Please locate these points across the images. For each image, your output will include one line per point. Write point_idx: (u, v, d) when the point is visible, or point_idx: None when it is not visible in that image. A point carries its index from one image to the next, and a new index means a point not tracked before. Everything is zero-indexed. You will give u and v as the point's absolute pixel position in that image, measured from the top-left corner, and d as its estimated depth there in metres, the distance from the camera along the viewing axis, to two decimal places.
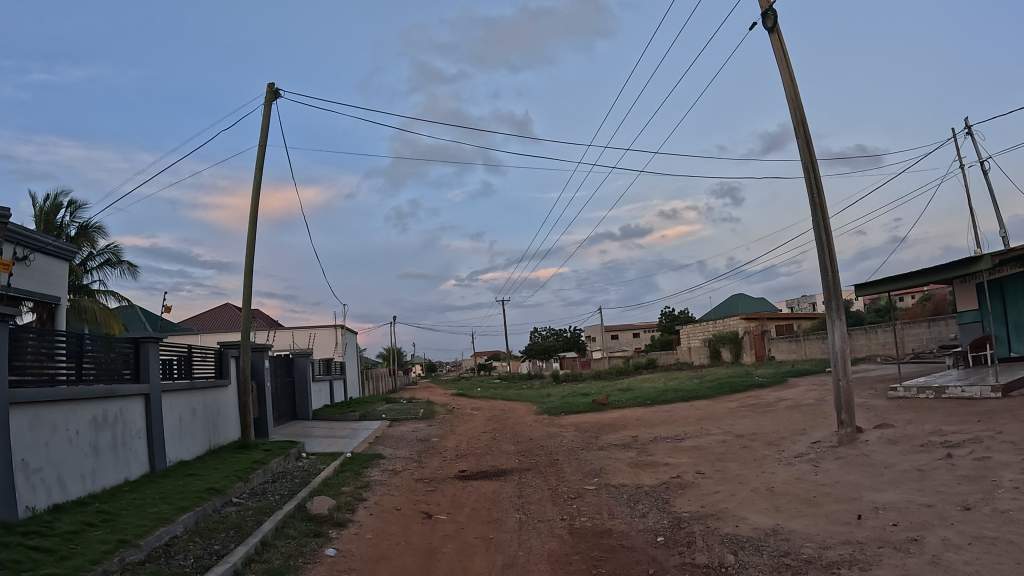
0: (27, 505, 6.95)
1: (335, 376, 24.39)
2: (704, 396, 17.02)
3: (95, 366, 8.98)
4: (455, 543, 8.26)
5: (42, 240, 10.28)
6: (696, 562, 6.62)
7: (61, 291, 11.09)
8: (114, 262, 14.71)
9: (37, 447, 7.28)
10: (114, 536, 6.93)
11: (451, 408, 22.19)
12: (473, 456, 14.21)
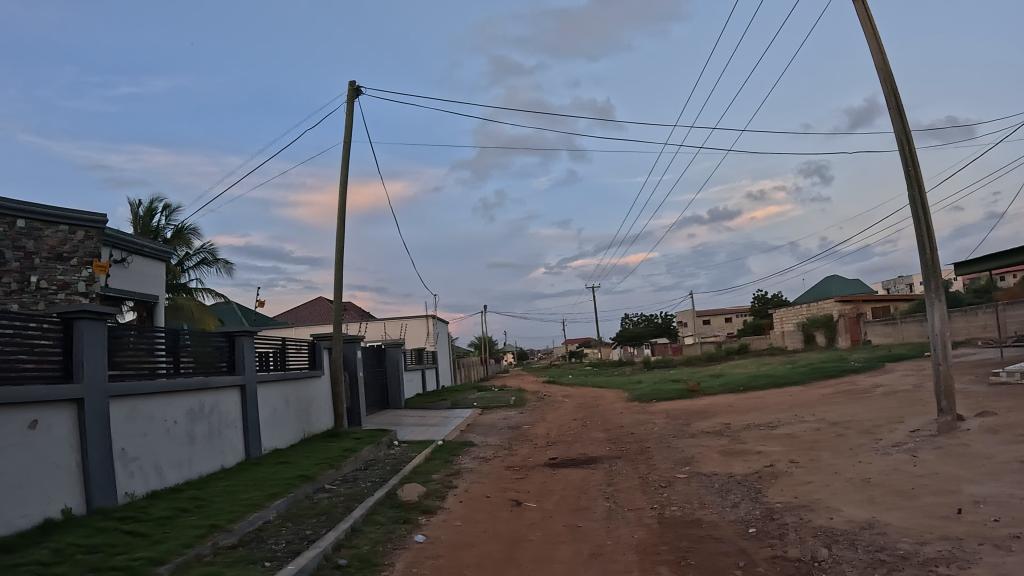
0: (126, 492, 7.41)
1: (427, 365, 24.86)
2: (795, 381, 16.39)
3: (192, 360, 9.47)
4: (542, 531, 8.25)
5: (138, 243, 10.91)
6: (787, 556, 6.35)
7: (159, 290, 11.73)
8: (209, 261, 15.45)
9: (135, 436, 7.75)
10: (206, 521, 7.30)
11: (542, 395, 22.25)
12: (564, 443, 14.18)
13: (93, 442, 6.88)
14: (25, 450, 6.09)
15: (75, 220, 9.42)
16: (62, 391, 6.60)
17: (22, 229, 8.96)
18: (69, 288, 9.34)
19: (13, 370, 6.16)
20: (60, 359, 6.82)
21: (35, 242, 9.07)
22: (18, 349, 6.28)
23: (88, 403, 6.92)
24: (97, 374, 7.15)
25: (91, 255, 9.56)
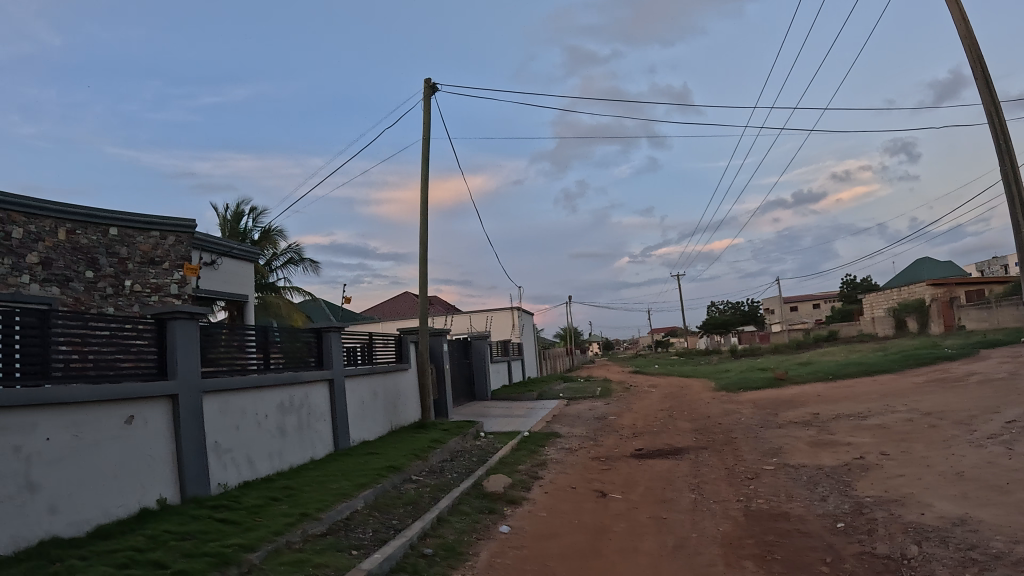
0: (219, 482, 7.84)
1: (513, 357, 25.11)
2: (888, 368, 15.72)
3: (282, 356, 9.93)
4: (625, 522, 8.24)
5: (226, 245, 11.54)
6: (875, 552, 6.10)
7: (248, 290, 12.34)
8: (296, 260, 16.09)
9: (228, 429, 8.20)
10: (296, 510, 7.63)
11: (628, 385, 22.13)
12: (649, 433, 14.06)
13: (186, 434, 7.24)
14: (122, 443, 6.35)
15: (163, 226, 10.12)
16: (155, 387, 6.92)
17: (116, 236, 9.60)
18: (162, 290, 10.03)
19: (109, 368, 6.46)
20: (154, 358, 7.21)
21: (128, 248, 9.72)
22: (114, 349, 6.60)
23: (180, 397, 7.24)
24: (189, 371, 7.47)
25: (181, 259, 10.27)
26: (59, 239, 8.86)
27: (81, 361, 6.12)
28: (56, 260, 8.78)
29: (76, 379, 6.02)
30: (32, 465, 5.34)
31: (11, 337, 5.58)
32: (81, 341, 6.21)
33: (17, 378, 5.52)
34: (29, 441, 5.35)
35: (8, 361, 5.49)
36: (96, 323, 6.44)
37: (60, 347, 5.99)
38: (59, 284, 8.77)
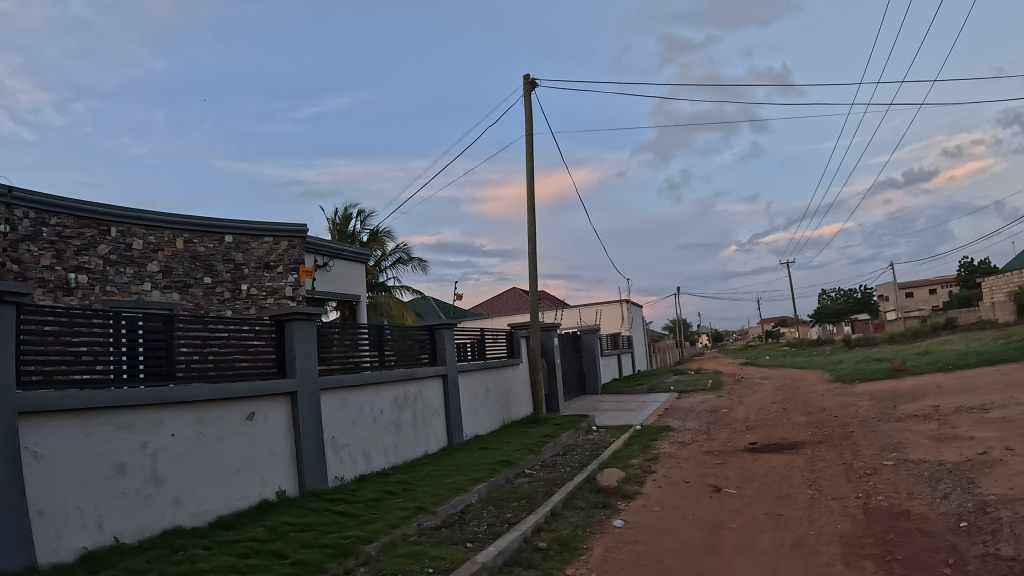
0: (337, 474, 7.91)
1: (623, 351, 24.97)
2: (1016, 358, 14.72)
3: (394, 353, 9.94)
4: (744, 520, 6.80)
5: (336, 248, 12.06)
6: (1001, 554, 5.57)
7: (359, 290, 12.85)
8: (405, 260, 16.61)
9: (346, 425, 8.17)
10: (413, 503, 6.11)
11: (739, 378, 21.61)
12: (762, 427, 13.62)
13: (311, 429, 6.44)
14: (247, 440, 5.79)
15: (276, 232, 10.70)
16: (276, 384, 6.16)
17: (232, 243, 10.26)
18: (277, 293, 10.63)
19: (230, 370, 5.81)
20: (271, 358, 6.37)
21: (244, 254, 10.37)
22: (235, 349, 5.91)
23: (301, 396, 6.43)
24: (310, 370, 6.62)
25: (294, 263, 10.84)
26: (177, 248, 9.58)
27: (202, 361, 5.54)
28: (175, 268, 9.52)
29: (198, 381, 5.44)
30: (157, 460, 4.98)
31: (132, 339, 5.06)
32: (203, 342, 5.59)
33: (139, 380, 5.03)
34: (153, 437, 4.97)
35: (128, 363, 4.99)
36: (217, 323, 5.76)
37: (181, 349, 5.42)
38: (178, 291, 9.49)
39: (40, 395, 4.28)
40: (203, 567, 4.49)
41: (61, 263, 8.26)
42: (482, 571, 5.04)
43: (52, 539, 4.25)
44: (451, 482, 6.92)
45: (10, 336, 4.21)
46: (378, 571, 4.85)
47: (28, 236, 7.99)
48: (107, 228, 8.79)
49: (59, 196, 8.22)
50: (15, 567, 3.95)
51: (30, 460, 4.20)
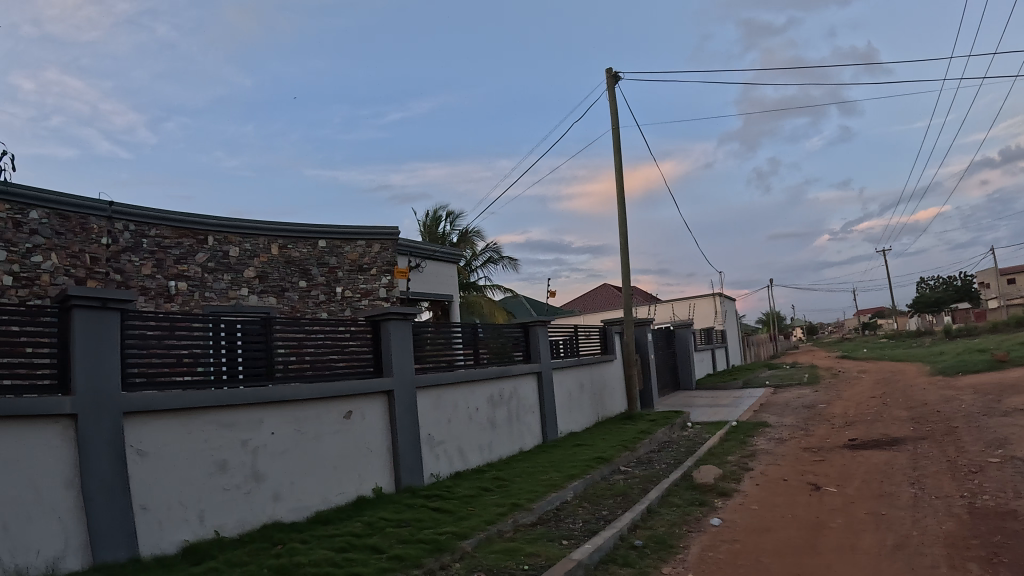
0: (433, 473, 6.93)
1: (716, 345, 24.51)
2: None
3: (488, 351, 8.83)
4: (844, 519, 6.57)
5: (429, 249, 12.30)
6: None
7: (452, 290, 13.04)
8: (495, 260, 16.73)
9: (440, 423, 7.25)
10: (509, 500, 6.15)
11: (837, 371, 20.89)
12: (862, 422, 13.12)
13: (404, 427, 6.46)
14: (344, 437, 5.88)
15: (370, 235, 10.92)
16: (373, 384, 6.22)
17: (325, 248, 10.52)
18: (371, 294, 10.87)
19: (327, 370, 5.93)
20: (367, 358, 6.42)
21: (337, 258, 10.62)
22: (330, 349, 6.02)
23: (399, 394, 6.48)
24: (405, 369, 6.68)
25: (388, 264, 11.09)
26: (273, 254, 9.90)
27: (300, 362, 5.68)
28: (271, 273, 9.83)
29: (296, 381, 5.58)
30: (258, 457, 5.15)
31: (232, 342, 5.25)
32: (299, 343, 5.73)
33: (239, 380, 5.22)
34: (254, 434, 5.14)
35: (229, 364, 5.18)
36: (313, 325, 5.90)
37: (278, 350, 5.58)
38: (274, 295, 9.80)
39: (144, 396, 4.53)
40: (301, 560, 4.63)
41: (162, 271, 8.65)
42: (578, 568, 5.03)
43: (155, 531, 4.51)
44: (546, 478, 6.90)
45: (115, 341, 4.49)
46: (474, 567, 4.88)
47: (128, 247, 8.33)
48: (204, 237, 9.15)
49: (157, 208, 8.59)
50: (118, 557, 4.28)
51: (134, 457, 4.46)
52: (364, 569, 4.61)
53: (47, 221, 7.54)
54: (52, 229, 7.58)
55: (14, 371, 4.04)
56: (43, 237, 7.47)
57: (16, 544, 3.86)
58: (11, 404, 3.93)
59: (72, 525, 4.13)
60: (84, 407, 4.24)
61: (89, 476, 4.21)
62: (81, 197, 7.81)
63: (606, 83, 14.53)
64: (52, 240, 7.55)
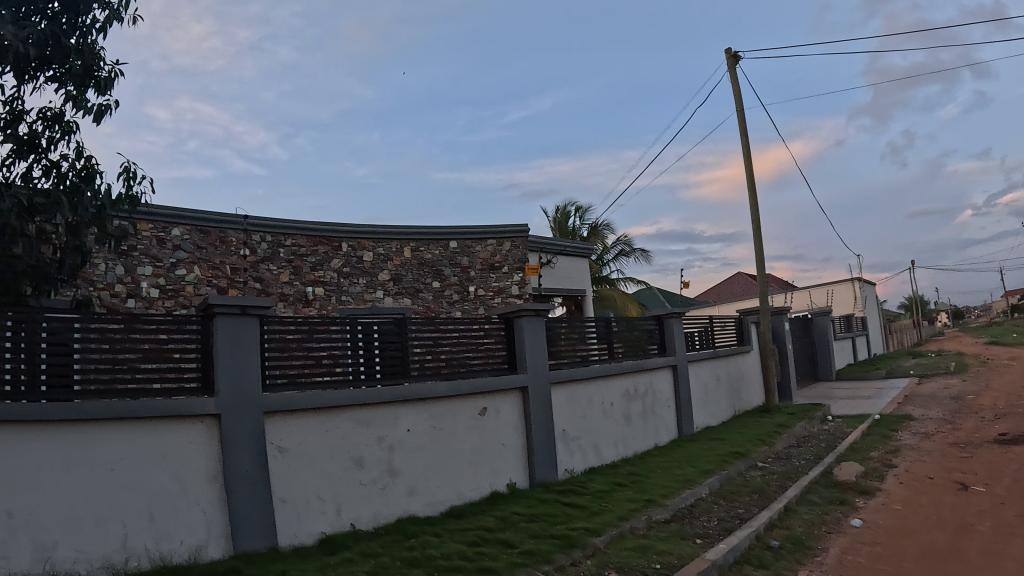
0: (566, 469, 6.50)
1: (856, 334, 23.26)
2: None
3: (625, 344, 7.97)
4: (994, 521, 5.99)
5: (560, 243, 11.72)
6: None
7: (585, 285, 12.33)
8: (626, 252, 16.56)
9: (575, 417, 6.76)
10: (642, 496, 6.01)
11: (988, 360, 19.39)
12: (1017, 415, 12.09)
13: (540, 423, 6.20)
14: (480, 434, 5.79)
15: (499, 234, 10.69)
16: (508, 379, 6.05)
17: (456, 248, 10.44)
18: (504, 292, 10.69)
19: (463, 367, 5.85)
20: (502, 353, 6.22)
21: (468, 258, 10.49)
22: (466, 346, 5.92)
23: (535, 390, 6.25)
24: (539, 363, 6.38)
25: (519, 262, 10.81)
26: (405, 256, 9.96)
27: (434, 360, 5.66)
28: (405, 275, 9.90)
29: (432, 379, 5.55)
30: (394, 452, 5.16)
31: (369, 344, 5.28)
32: (434, 343, 5.71)
33: (376, 379, 5.24)
34: (390, 431, 5.16)
35: (366, 364, 5.21)
36: (447, 323, 5.85)
37: (414, 349, 5.56)
38: (409, 296, 9.86)
39: (283, 396, 4.65)
40: (434, 553, 4.63)
41: (299, 278, 8.97)
42: (712, 568, 4.84)
43: (293, 524, 4.63)
44: (681, 474, 6.70)
45: (256, 344, 4.63)
46: (605, 564, 4.76)
47: (266, 256, 8.75)
48: (338, 243, 9.37)
49: (292, 218, 8.92)
50: (259, 546, 4.44)
51: (275, 453, 4.60)
52: (495, 563, 4.57)
53: (188, 237, 8.16)
54: (193, 244, 8.19)
55: (163, 376, 4.38)
56: (186, 252, 8.10)
57: (161, 534, 4.18)
58: (156, 405, 4.24)
59: (216, 515, 4.37)
60: (227, 406, 4.41)
61: (231, 471, 4.41)
62: (216, 212, 8.31)
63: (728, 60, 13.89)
64: (194, 254, 8.17)
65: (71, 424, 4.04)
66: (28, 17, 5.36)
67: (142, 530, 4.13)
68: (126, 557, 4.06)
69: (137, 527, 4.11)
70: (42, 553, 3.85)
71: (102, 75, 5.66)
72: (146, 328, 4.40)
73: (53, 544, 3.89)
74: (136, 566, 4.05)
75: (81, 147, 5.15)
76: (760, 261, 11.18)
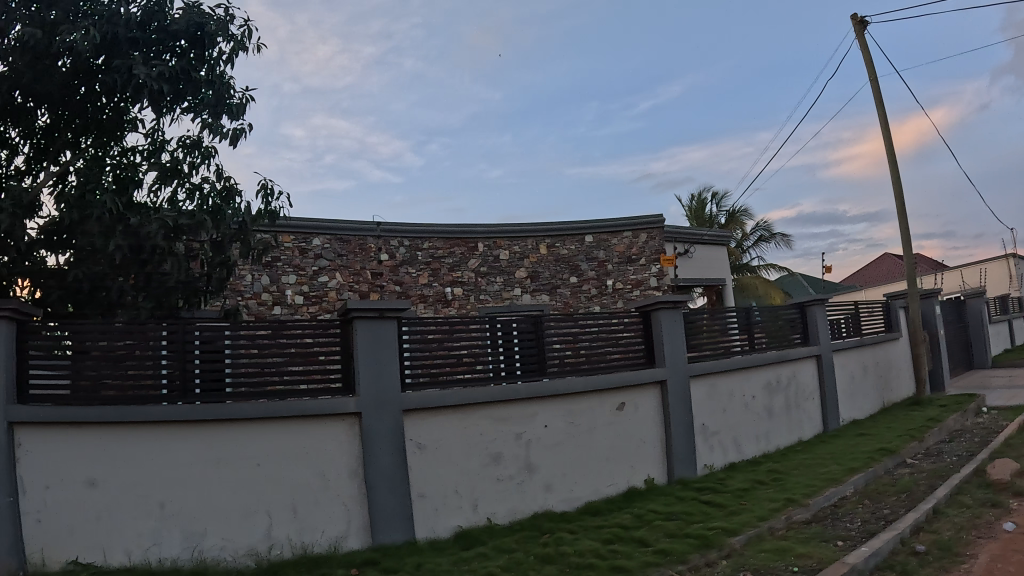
0: (706, 464, 6.33)
1: (1018, 314, 21.48)
2: None
3: (767, 334, 7.64)
4: None
5: (698, 233, 11.20)
6: None
7: (726, 274, 11.72)
8: (767, 237, 16.34)
9: (716, 411, 6.57)
10: (784, 495, 5.79)
11: None
12: None
13: (678, 419, 6.03)
14: (617, 430, 5.68)
15: (634, 225, 10.30)
16: (647, 374, 5.90)
17: (593, 242, 10.19)
18: (642, 284, 10.29)
19: (602, 363, 5.75)
20: (640, 347, 6.09)
21: (605, 251, 10.22)
22: (605, 341, 5.83)
23: (674, 384, 6.07)
24: (678, 357, 6.16)
25: (655, 253, 10.35)
26: (542, 253, 9.93)
27: (575, 356, 5.58)
28: (542, 272, 9.89)
29: (571, 374, 5.49)
30: (531, 449, 5.15)
31: (508, 341, 5.26)
32: (574, 338, 5.63)
33: (517, 375, 5.23)
34: (527, 427, 5.15)
35: (506, 361, 5.20)
36: (586, 318, 5.77)
37: (553, 345, 5.51)
38: (547, 293, 9.84)
39: (422, 395, 4.72)
40: (568, 550, 4.59)
41: (438, 280, 9.21)
42: (853, 573, 4.41)
43: (431, 518, 4.72)
44: (824, 471, 6.42)
45: (394, 345, 4.71)
46: (740, 566, 4.56)
47: (405, 260, 9.02)
48: (474, 244, 9.54)
49: (427, 222, 9.12)
50: (397, 540, 4.57)
51: (413, 450, 4.68)
52: (629, 562, 4.47)
53: (328, 245, 8.51)
54: (335, 252, 8.54)
55: (309, 377, 4.55)
56: (327, 259, 8.46)
57: (302, 525, 4.44)
58: (300, 405, 4.43)
59: (356, 508, 4.54)
60: (366, 406, 4.53)
61: (371, 467, 4.52)
62: (352, 220, 8.60)
63: (862, 27, 12.98)
64: (335, 261, 8.52)
65: (219, 423, 4.37)
66: (160, 55, 5.63)
67: (285, 521, 4.42)
68: (270, 546, 4.38)
69: (279, 518, 4.41)
70: (192, 540, 4.32)
71: (233, 101, 5.85)
72: (293, 332, 4.59)
73: (203, 533, 4.34)
74: (278, 554, 4.36)
75: (219, 169, 5.41)
76: (906, 240, 10.60)
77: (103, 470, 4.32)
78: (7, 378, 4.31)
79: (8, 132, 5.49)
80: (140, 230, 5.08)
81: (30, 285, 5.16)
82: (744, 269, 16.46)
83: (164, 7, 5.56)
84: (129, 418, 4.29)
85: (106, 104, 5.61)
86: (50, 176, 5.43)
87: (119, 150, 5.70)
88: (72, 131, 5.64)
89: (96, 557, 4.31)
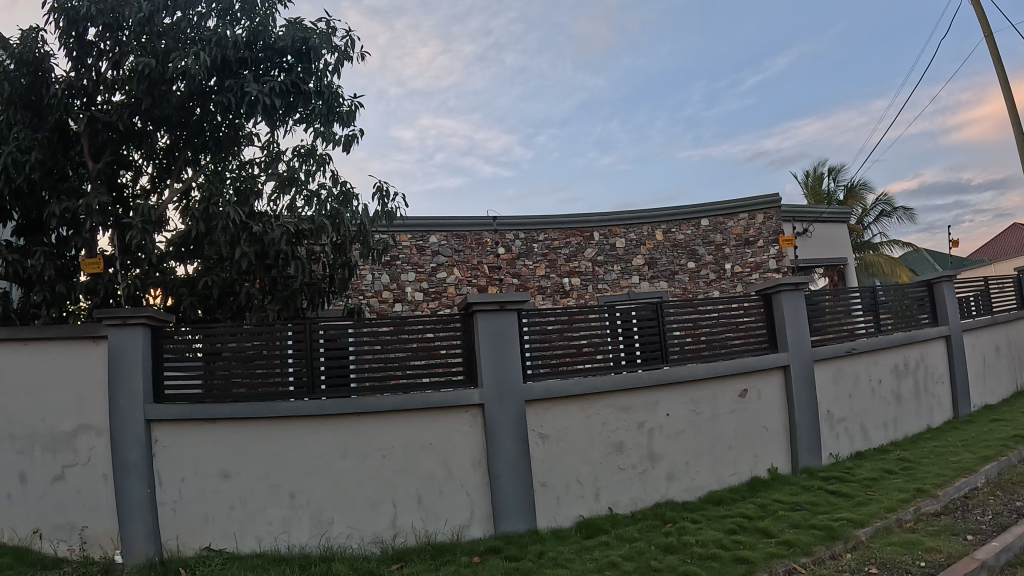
0: (831, 453, 6.17)
1: None
2: None
3: (893, 315, 7.37)
4: None
5: (816, 210, 10.74)
6: None
7: (848, 252, 11.22)
8: (888, 212, 15.75)
9: (842, 398, 6.39)
10: (914, 484, 5.58)
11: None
12: None
13: (802, 406, 5.89)
14: (740, 417, 5.60)
15: (750, 206, 9.97)
16: (769, 359, 5.80)
17: (709, 226, 10.05)
18: (761, 267, 9.97)
19: (724, 348, 5.70)
20: (760, 332, 5.99)
21: (722, 234, 10.04)
22: (726, 326, 5.77)
23: (798, 368, 5.94)
24: (801, 341, 6.02)
25: (774, 234, 9.97)
26: (658, 239, 9.89)
27: (695, 342, 5.54)
28: (659, 258, 9.85)
29: (693, 361, 5.46)
30: (654, 437, 5.15)
31: (629, 329, 5.28)
32: (694, 323, 5.59)
33: (637, 363, 5.25)
34: (649, 416, 5.14)
35: (627, 349, 5.22)
36: (706, 304, 5.71)
37: (673, 332, 5.49)
38: (665, 279, 9.79)
39: (544, 385, 4.79)
40: (690, 540, 4.53)
41: (556, 270, 9.36)
42: (985, 571, 4.16)
43: (553, 507, 4.78)
44: (955, 460, 6.17)
45: (516, 337, 4.80)
46: (867, 559, 4.38)
47: (522, 253, 9.22)
48: (590, 233, 9.60)
49: (543, 214, 9.27)
50: (520, 528, 4.64)
51: (537, 440, 4.77)
52: (751, 553, 4.38)
53: (445, 242, 8.83)
54: (452, 248, 8.86)
55: (433, 370, 4.69)
56: (445, 256, 8.78)
57: (427, 514, 4.57)
58: (425, 398, 4.56)
59: (480, 497, 4.64)
60: (490, 398, 4.63)
61: (495, 457, 4.62)
62: (468, 216, 8.90)
63: None
64: (453, 257, 8.83)
65: (350, 416, 4.55)
66: (269, 71, 5.86)
67: (411, 510, 4.56)
68: (396, 534, 4.53)
69: (405, 508, 4.55)
70: (320, 529, 4.52)
71: (343, 109, 6.05)
72: (414, 328, 4.74)
73: (330, 522, 4.52)
74: (403, 542, 4.51)
75: (335, 174, 5.62)
76: None
77: (236, 463, 4.55)
78: (145, 381, 4.58)
79: (131, 154, 5.76)
80: (263, 237, 5.32)
81: (161, 294, 5.46)
82: (865, 246, 15.88)
83: (268, 26, 5.73)
84: (262, 414, 4.51)
85: (222, 122, 5.81)
86: (175, 192, 5.77)
87: (237, 164, 6.01)
88: (190, 150, 5.91)
89: (228, 545, 4.54)
